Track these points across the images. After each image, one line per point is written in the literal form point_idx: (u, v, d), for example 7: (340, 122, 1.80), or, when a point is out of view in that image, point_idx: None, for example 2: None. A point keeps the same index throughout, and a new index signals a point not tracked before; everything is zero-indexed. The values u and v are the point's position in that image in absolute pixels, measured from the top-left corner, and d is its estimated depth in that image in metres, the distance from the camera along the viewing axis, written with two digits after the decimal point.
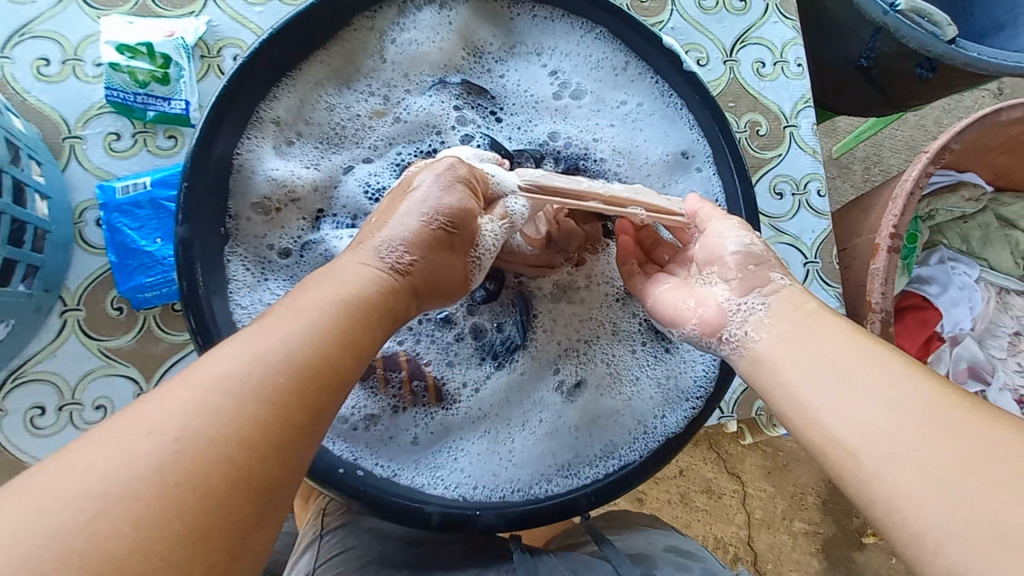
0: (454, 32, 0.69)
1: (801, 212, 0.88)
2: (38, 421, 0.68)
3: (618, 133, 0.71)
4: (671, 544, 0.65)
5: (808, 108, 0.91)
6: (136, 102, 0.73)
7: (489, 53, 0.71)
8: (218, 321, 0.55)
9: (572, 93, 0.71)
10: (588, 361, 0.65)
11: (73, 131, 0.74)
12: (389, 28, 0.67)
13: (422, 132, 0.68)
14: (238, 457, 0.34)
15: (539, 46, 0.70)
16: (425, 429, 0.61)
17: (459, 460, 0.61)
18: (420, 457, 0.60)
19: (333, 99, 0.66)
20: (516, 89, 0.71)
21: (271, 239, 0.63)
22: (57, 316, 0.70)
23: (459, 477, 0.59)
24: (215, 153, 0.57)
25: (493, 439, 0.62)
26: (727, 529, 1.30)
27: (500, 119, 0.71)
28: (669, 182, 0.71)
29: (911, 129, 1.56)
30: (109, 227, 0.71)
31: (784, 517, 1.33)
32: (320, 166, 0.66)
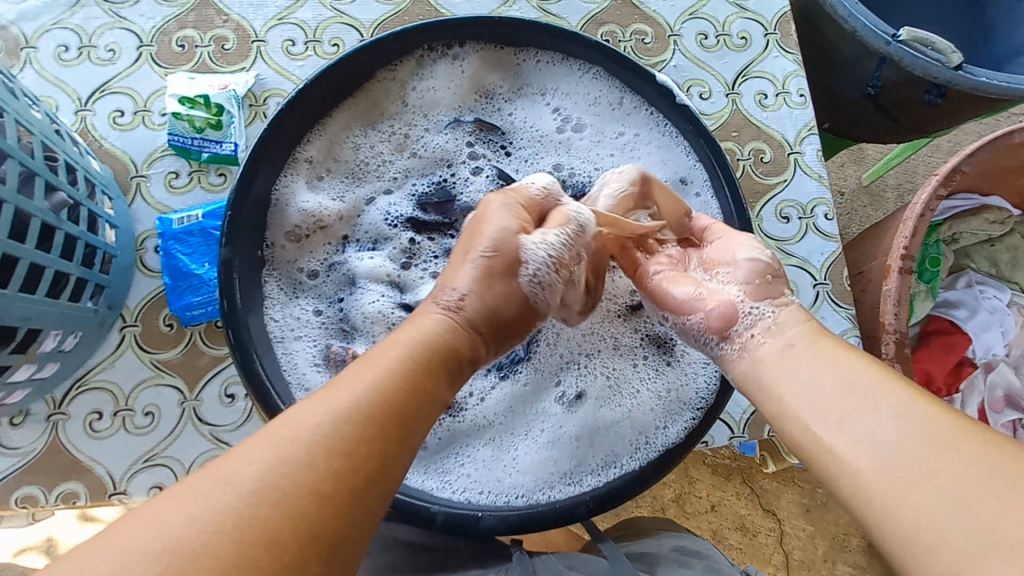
0: (467, 78, 0.76)
1: (809, 235, 0.90)
2: (96, 425, 0.76)
3: (617, 163, 0.76)
4: (679, 545, 0.65)
5: (811, 135, 0.94)
6: (193, 145, 0.84)
7: (499, 94, 0.78)
8: (254, 336, 0.62)
9: (574, 127, 0.77)
10: (589, 374, 0.69)
11: (140, 171, 0.85)
12: (409, 78, 0.75)
13: (435, 166, 0.76)
14: (311, 513, 0.38)
15: (543, 87, 0.77)
16: (433, 435, 0.66)
17: (466, 466, 0.64)
18: (429, 462, 0.64)
19: (359, 139, 0.75)
20: (523, 125, 0.78)
21: (301, 262, 0.71)
22: (117, 331, 0.79)
23: (465, 481, 0.63)
24: (255, 189, 0.65)
25: (497, 447, 0.66)
26: (763, 570, 1.26)
27: (509, 154, 0.77)
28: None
29: (943, 155, 1.54)
30: (165, 253, 0.80)
31: (824, 559, 1.27)
32: (345, 198, 0.74)
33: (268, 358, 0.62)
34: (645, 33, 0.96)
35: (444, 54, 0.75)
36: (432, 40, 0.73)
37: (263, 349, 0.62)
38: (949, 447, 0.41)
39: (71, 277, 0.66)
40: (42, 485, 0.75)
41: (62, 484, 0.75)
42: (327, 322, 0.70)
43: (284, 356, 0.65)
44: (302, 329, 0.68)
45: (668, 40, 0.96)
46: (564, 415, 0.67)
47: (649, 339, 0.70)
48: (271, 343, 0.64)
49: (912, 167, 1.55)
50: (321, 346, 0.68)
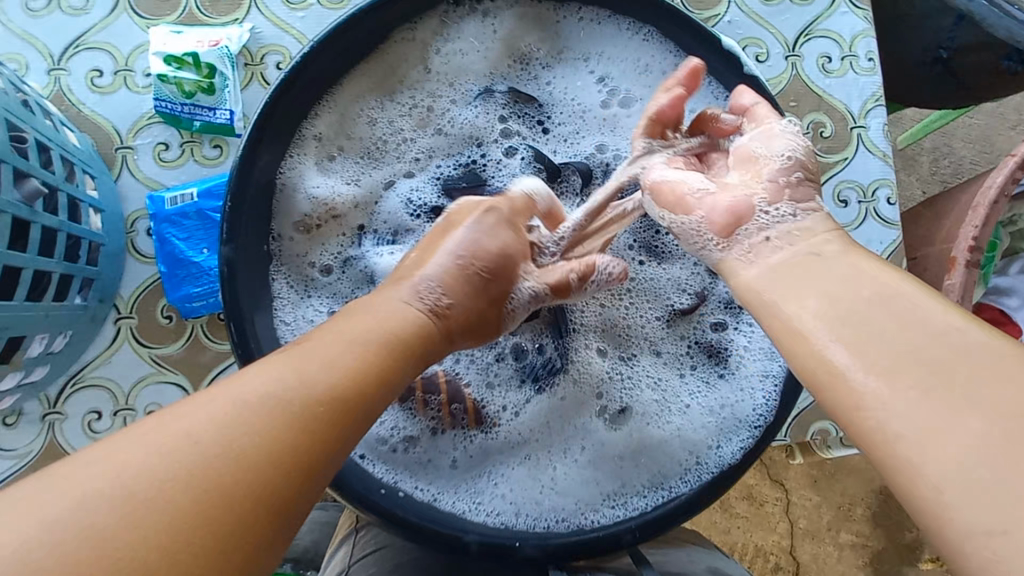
0: (499, 41, 0.66)
1: (869, 221, 0.81)
2: (95, 425, 0.71)
3: None
4: (715, 565, 0.63)
5: (878, 107, 0.84)
6: (183, 112, 0.74)
7: (536, 59, 0.67)
8: (264, 345, 0.54)
9: (621, 100, 0.67)
10: (636, 387, 0.63)
11: (125, 142, 0.76)
12: (433, 39, 0.64)
13: (463, 145, 0.67)
14: (201, 496, 0.32)
15: (586, 51, 0.66)
16: (464, 452, 0.60)
17: (500, 486, 0.59)
18: (460, 482, 0.59)
19: (375, 112, 0.65)
20: (563, 97, 0.68)
21: (313, 255, 0.63)
22: (111, 324, 0.72)
23: (500, 503, 0.58)
24: (255, 177, 0.56)
25: (534, 465, 0.60)
26: (768, 538, 1.12)
27: (547, 130, 0.68)
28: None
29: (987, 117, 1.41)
30: (159, 238, 0.72)
31: (830, 528, 1.13)
32: (360, 182, 0.65)
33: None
34: None
35: (471, 13, 0.65)
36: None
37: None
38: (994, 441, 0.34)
39: (53, 276, 0.58)
40: None
41: None
42: None
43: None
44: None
45: None
46: (609, 430, 0.62)
47: (700, 348, 0.64)
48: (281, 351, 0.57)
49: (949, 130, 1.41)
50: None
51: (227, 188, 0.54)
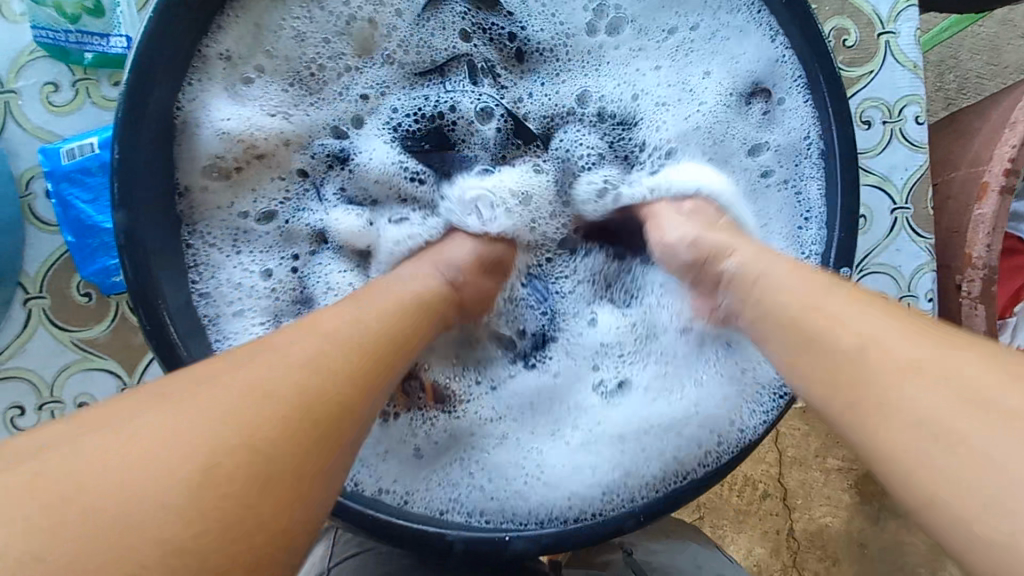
0: None
1: (894, 144, 0.71)
2: (19, 422, 0.62)
3: (668, 62, 0.56)
4: None
5: (910, 7, 0.71)
6: (70, 42, 0.60)
7: None
8: (177, 322, 0.44)
9: (609, 23, 0.56)
10: (634, 360, 0.56)
11: (5, 84, 0.61)
12: None
13: (416, 68, 0.55)
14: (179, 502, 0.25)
15: None
16: (432, 437, 0.53)
17: (479, 476, 0.52)
18: (433, 475, 0.51)
19: (300, 24, 0.51)
20: (535, 5, 0.56)
21: (243, 207, 0.51)
22: (22, 306, 0.62)
23: (479, 496, 0.50)
24: (154, 106, 0.43)
25: (517, 447, 0.53)
26: (756, 467, 1.06)
27: (520, 55, 0.57)
28: (723, 131, 0.55)
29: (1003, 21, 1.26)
30: (60, 201, 0.60)
31: (819, 454, 1.06)
32: (290, 117, 0.52)
33: (196, 348, 0.44)
34: None
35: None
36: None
37: (190, 336, 0.44)
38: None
39: None
40: None
41: None
42: (278, 289, 0.51)
43: (220, 345, 0.47)
44: (244, 305, 0.50)
45: None
46: (608, 403, 0.55)
47: None
48: (200, 329, 0.46)
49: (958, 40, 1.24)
50: (267, 328, 0.49)
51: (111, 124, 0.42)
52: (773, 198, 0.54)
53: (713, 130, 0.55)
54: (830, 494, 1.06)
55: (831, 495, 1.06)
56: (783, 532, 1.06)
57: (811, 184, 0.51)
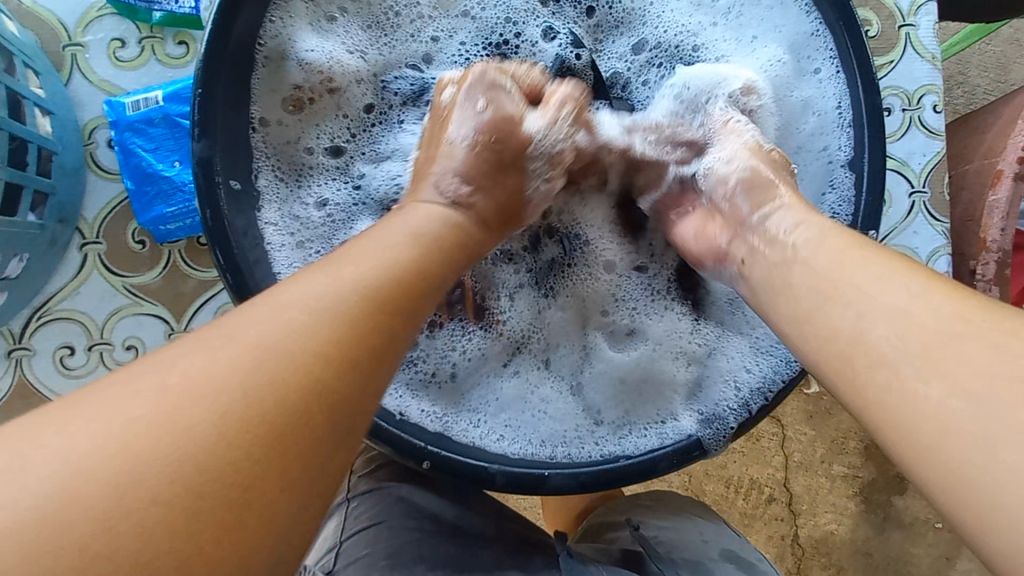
0: None
1: (912, 131, 0.74)
2: (68, 361, 0.64)
3: (721, 33, 0.59)
4: (728, 549, 0.60)
5: (930, 3, 0.75)
6: (139, 0, 0.63)
7: None
8: (241, 235, 0.48)
9: None
10: (646, 322, 0.58)
11: (74, 38, 0.65)
12: None
13: (489, 24, 0.59)
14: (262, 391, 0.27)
15: None
16: (464, 365, 0.55)
17: (505, 405, 0.54)
18: (463, 400, 0.53)
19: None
20: None
21: (308, 140, 0.55)
22: (77, 250, 0.64)
23: (506, 421, 0.53)
24: (235, 36, 0.48)
25: (541, 388, 0.55)
26: (763, 471, 1.05)
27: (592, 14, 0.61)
28: (783, 87, 0.58)
29: (1005, 43, 1.28)
30: (122, 149, 0.63)
31: (824, 460, 1.06)
32: (366, 55, 0.58)
33: (259, 267, 0.48)
34: None
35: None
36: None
37: (251, 248, 0.49)
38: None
39: None
40: None
41: None
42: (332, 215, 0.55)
43: (277, 261, 0.51)
44: (295, 225, 0.53)
45: None
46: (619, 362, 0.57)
47: None
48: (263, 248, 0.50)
49: (965, 57, 1.27)
50: (323, 248, 0.54)
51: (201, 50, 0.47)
52: (813, 160, 0.56)
53: (768, 91, 0.58)
54: (835, 501, 1.06)
55: (837, 502, 1.06)
56: (787, 537, 1.06)
57: (835, 156, 0.54)
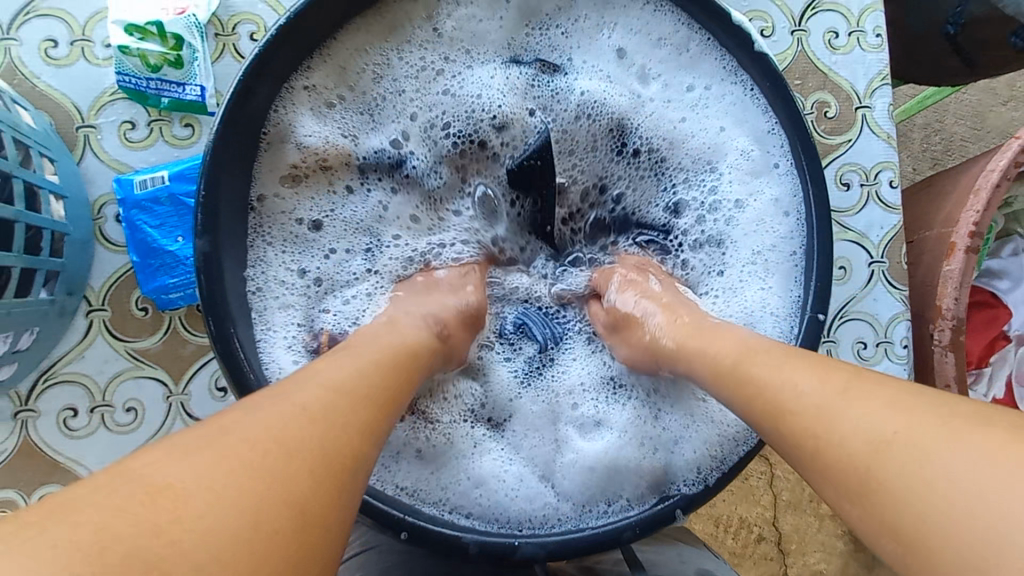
0: (512, 11, 0.62)
1: (870, 204, 0.79)
2: (71, 423, 0.68)
3: (688, 127, 0.64)
4: (703, 567, 0.59)
5: (884, 86, 0.81)
6: (149, 87, 0.68)
7: (557, 26, 0.63)
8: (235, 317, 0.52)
9: (642, 79, 0.64)
10: (612, 400, 0.62)
11: (87, 120, 0.70)
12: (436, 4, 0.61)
13: (473, 115, 0.64)
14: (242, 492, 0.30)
15: (602, 18, 0.63)
16: (429, 440, 0.58)
17: (471, 481, 0.57)
18: (429, 472, 0.57)
19: (381, 66, 0.61)
20: (583, 69, 0.64)
21: (299, 211, 0.60)
22: (83, 317, 0.68)
23: (471, 496, 0.56)
24: (243, 123, 0.53)
25: (503, 458, 0.59)
26: (751, 510, 1.07)
27: (572, 94, 0.64)
28: (747, 180, 0.62)
29: (984, 89, 1.30)
30: (129, 225, 0.67)
31: (812, 499, 1.08)
32: (354, 135, 0.62)
33: (251, 349, 0.53)
34: None
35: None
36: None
37: (245, 327, 0.53)
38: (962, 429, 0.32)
39: (12, 270, 0.53)
40: (20, 489, 0.67)
41: (42, 487, 0.67)
42: (315, 288, 0.60)
43: (264, 341, 0.56)
44: (287, 299, 0.59)
45: None
46: (587, 436, 0.61)
47: None
48: (252, 327, 0.55)
49: (943, 104, 1.29)
50: (308, 322, 0.59)
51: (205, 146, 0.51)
52: (779, 250, 0.60)
53: (736, 180, 0.63)
54: (825, 540, 1.08)
55: (826, 541, 1.08)
56: None
57: (789, 249, 0.60)
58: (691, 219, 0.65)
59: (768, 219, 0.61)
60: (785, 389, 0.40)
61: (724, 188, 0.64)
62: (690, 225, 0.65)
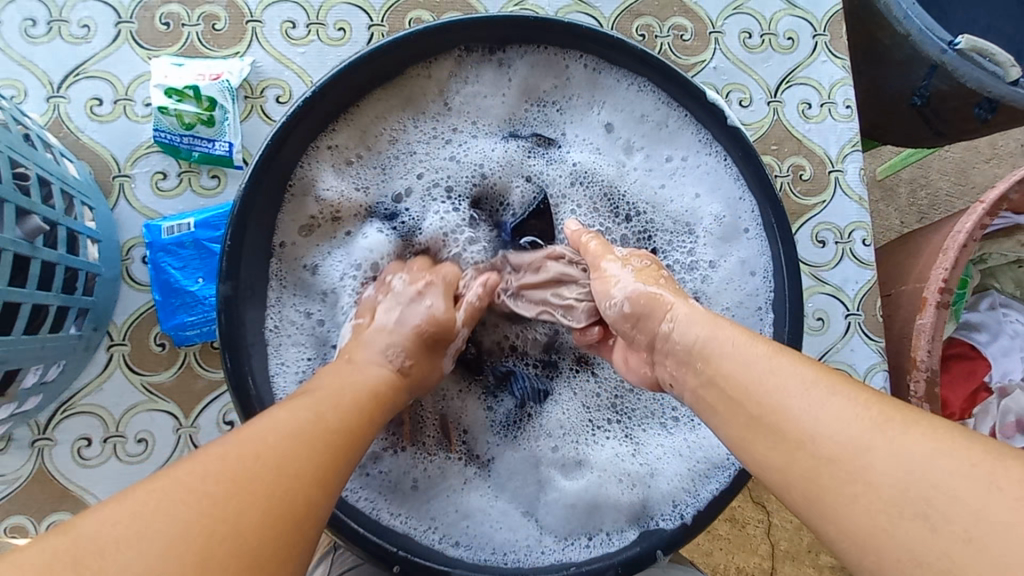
0: (513, 87, 0.69)
1: (845, 261, 0.85)
2: (85, 452, 0.71)
3: (669, 194, 0.70)
4: None
5: (855, 152, 0.88)
6: (181, 143, 0.75)
7: (552, 101, 0.70)
8: (247, 350, 0.57)
9: (627, 149, 0.71)
10: (592, 440, 0.64)
11: (123, 170, 0.76)
12: (446, 78, 0.67)
13: (473, 177, 0.69)
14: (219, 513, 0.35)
15: (592, 97, 0.70)
16: (424, 472, 0.61)
17: (462, 515, 0.60)
18: (420, 503, 0.60)
19: (398, 132, 0.68)
20: (574, 141, 0.71)
21: (309, 258, 0.66)
22: (104, 351, 0.73)
23: (461, 529, 0.59)
24: (268, 177, 0.59)
25: (492, 495, 0.62)
26: (749, 560, 1.07)
27: (564, 159, 0.71)
28: (719, 243, 0.68)
29: (965, 148, 1.37)
30: (154, 266, 0.73)
31: (810, 549, 1.08)
32: (368, 189, 0.68)
33: (262, 384, 0.58)
34: (684, 28, 0.88)
35: (487, 59, 0.67)
36: (470, 42, 0.65)
37: (257, 363, 0.58)
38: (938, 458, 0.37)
39: (51, 308, 0.58)
40: (30, 515, 0.70)
41: (52, 515, 0.70)
42: (323, 326, 0.66)
43: (277, 375, 0.61)
44: (293, 332, 0.64)
45: (710, 38, 0.88)
46: (570, 476, 0.63)
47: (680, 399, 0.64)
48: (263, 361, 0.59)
49: (925, 162, 1.36)
50: (314, 357, 0.64)
51: (237, 193, 0.56)
52: (745, 307, 0.66)
53: (710, 244, 0.69)
54: None
55: None
56: None
57: (758, 304, 0.66)
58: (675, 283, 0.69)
59: (742, 278, 0.67)
60: (804, 416, 0.42)
61: (699, 250, 0.69)
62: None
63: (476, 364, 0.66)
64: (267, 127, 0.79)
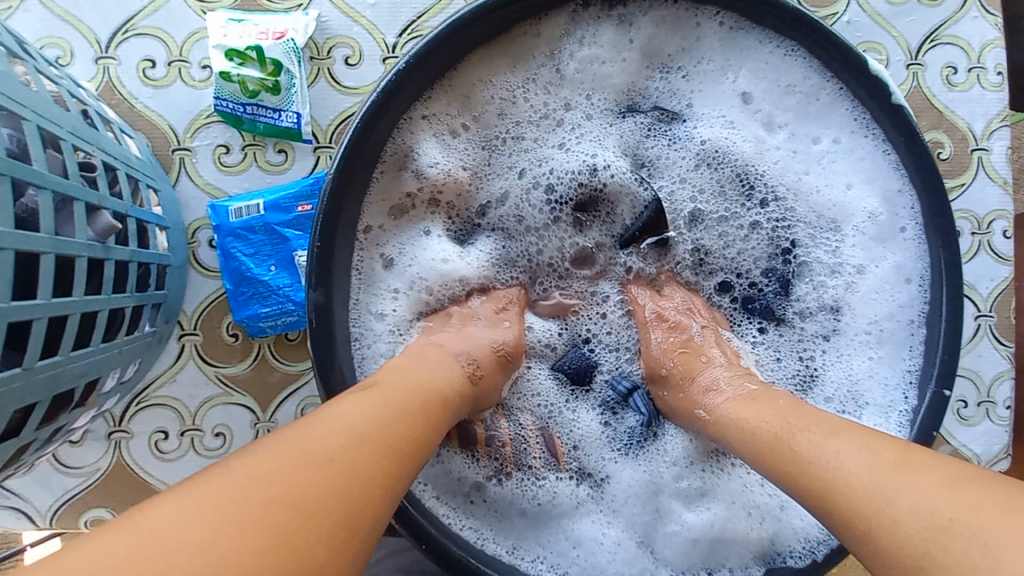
0: (636, 49, 0.59)
1: (981, 254, 0.75)
2: (162, 445, 0.69)
3: (815, 182, 0.60)
4: None
5: (1004, 127, 0.76)
6: (245, 113, 0.67)
7: (681, 67, 0.60)
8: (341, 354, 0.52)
9: (767, 124, 0.60)
10: (717, 468, 0.58)
11: (182, 142, 0.69)
12: (557, 38, 0.57)
13: (591, 152, 0.60)
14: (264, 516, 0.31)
15: (727, 62, 0.59)
16: (531, 499, 0.57)
17: (570, 543, 0.56)
18: (528, 532, 0.56)
19: (506, 103, 0.59)
20: (705, 114, 0.61)
21: (393, 246, 0.58)
22: (176, 341, 0.69)
23: (569, 559, 0.55)
24: (361, 162, 0.51)
25: (603, 523, 0.58)
26: None
27: (694, 135, 0.61)
28: (870, 244, 0.59)
29: None
30: (223, 252, 0.67)
31: None
32: (472, 165, 0.60)
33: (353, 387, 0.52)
34: None
35: (605, 17, 0.57)
36: None
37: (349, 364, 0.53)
38: (953, 489, 0.35)
39: (127, 311, 0.53)
40: (111, 507, 0.68)
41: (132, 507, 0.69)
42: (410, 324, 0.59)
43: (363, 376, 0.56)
44: (377, 336, 0.57)
45: None
46: (692, 506, 0.58)
47: None
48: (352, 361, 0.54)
49: None
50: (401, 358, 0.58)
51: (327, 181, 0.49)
52: (896, 320, 0.58)
53: (859, 245, 0.60)
54: None
55: None
56: None
57: (911, 317, 0.57)
58: (812, 285, 0.61)
59: (892, 291, 0.58)
60: (826, 462, 0.40)
61: (846, 251, 0.60)
62: (809, 293, 0.61)
63: (586, 374, 0.62)
64: (337, 94, 0.70)
